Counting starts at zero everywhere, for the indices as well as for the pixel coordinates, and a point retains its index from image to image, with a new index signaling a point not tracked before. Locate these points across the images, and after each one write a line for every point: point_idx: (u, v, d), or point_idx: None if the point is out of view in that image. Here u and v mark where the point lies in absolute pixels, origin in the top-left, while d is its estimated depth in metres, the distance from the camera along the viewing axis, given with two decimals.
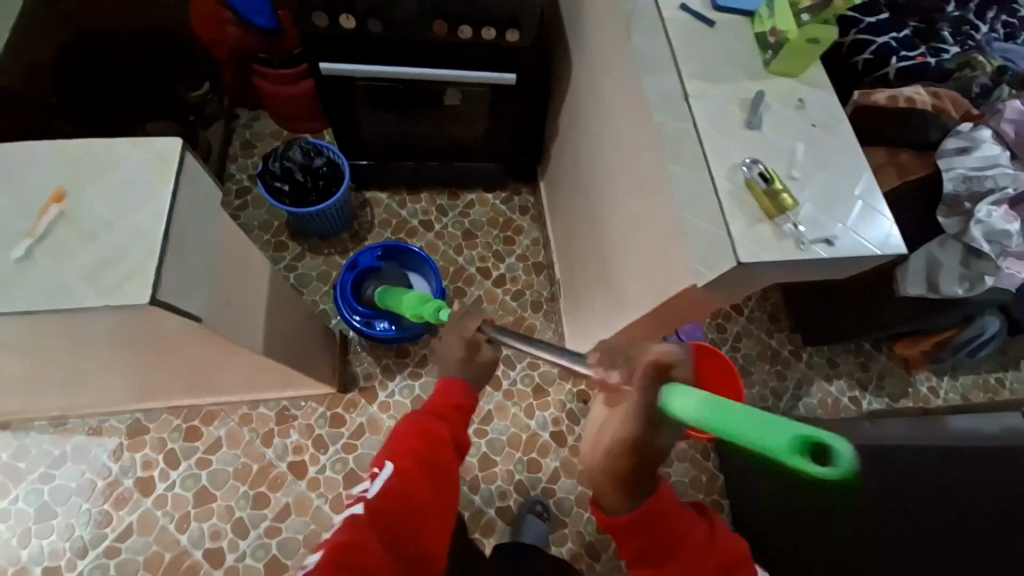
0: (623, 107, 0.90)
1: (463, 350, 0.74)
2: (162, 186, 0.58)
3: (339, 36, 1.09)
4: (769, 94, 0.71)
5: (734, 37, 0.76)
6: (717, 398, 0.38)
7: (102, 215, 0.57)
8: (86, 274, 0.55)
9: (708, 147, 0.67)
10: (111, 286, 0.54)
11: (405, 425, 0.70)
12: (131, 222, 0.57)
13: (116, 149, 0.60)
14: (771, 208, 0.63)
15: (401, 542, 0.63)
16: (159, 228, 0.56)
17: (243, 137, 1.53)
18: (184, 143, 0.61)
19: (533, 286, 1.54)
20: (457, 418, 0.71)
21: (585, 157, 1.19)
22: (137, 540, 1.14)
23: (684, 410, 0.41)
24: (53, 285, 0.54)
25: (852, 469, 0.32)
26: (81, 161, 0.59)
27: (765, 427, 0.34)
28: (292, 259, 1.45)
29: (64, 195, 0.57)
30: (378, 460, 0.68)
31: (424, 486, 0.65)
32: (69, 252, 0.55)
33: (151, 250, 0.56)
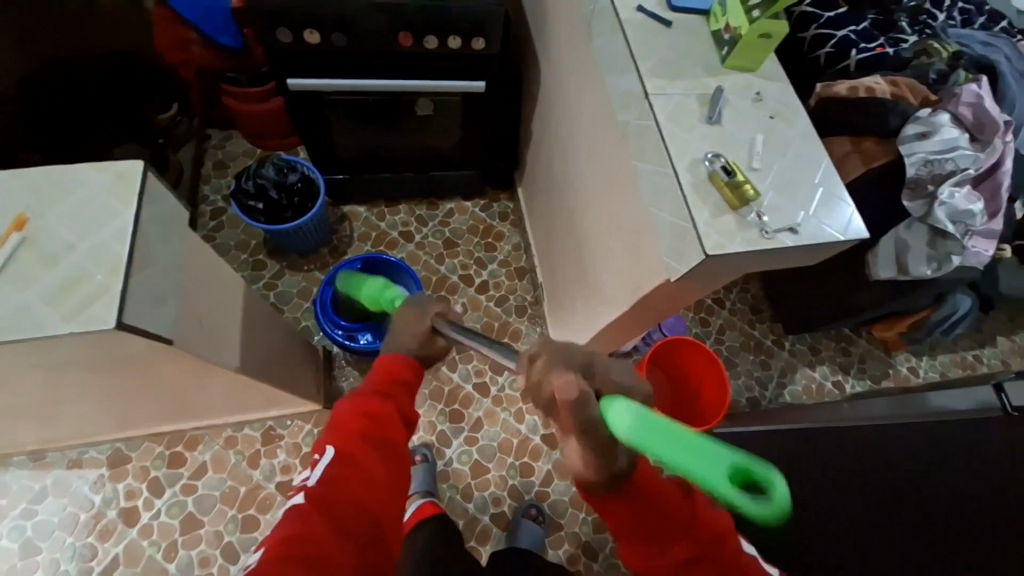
0: (590, 108, 0.91)
1: (413, 340, 0.75)
2: (126, 208, 0.58)
3: (305, 51, 1.09)
4: (727, 88, 0.73)
5: (690, 36, 0.78)
6: (659, 422, 0.45)
7: (65, 240, 0.56)
8: (50, 300, 0.54)
9: (670, 142, 0.69)
10: (77, 311, 0.54)
11: (344, 406, 0.70)
12: (95, 246, 0.56)
13: (76, 172, 0.59)
14: (734, 199, 0.64)
15: (350, 526, 0.62)
16: (125, 250, 0.56)
17: (215, 157, 1.56)
18: (146, 163, 0.60)
19: (517, 290, 1.54)
20: (397, 391, 0.72)
21: (558, 160, 1.20)
22: (123, 572, 1.11)
23: (623, 427, 0.46)
24: (15, 313, 0.53)
25: (781, 505, 0.40)
26: (41, 186, 0.58)
27: (707, 461, 0.41)
28: (272, 276, 1.44)
29: (23, 221, 0.56)
30: (319, 446, 0.68)
31: (366, 464, 0.65)
32: (31, 279, 0.54)
33: (116, 271, 0.55)
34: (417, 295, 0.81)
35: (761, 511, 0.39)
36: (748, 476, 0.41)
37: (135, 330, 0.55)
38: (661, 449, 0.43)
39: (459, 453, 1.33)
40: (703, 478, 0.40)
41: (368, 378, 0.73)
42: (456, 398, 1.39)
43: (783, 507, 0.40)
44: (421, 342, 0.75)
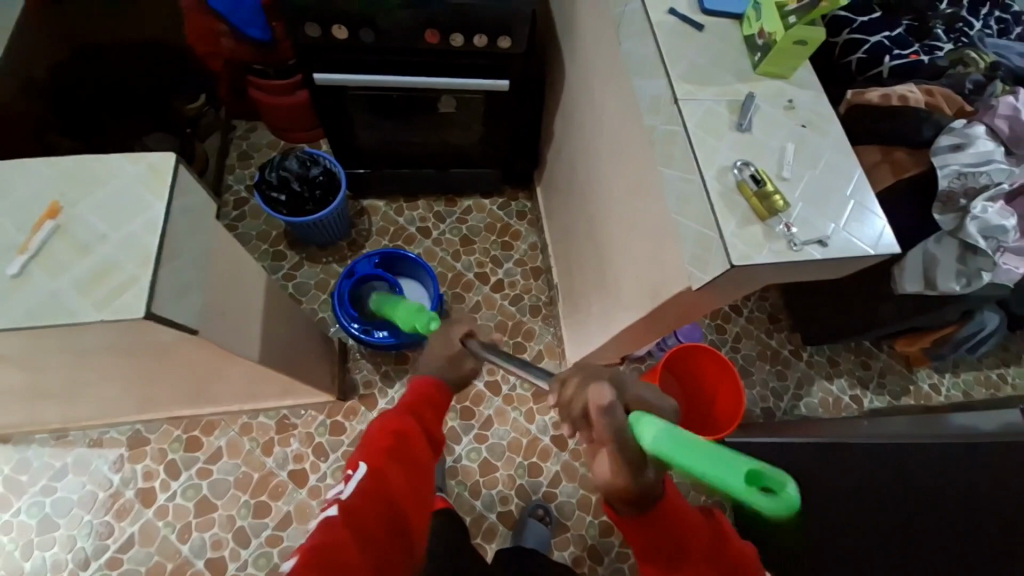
0: (616, 110, 0.90)
1: (443, 362, 0.80)
2: (156, 198, 0.59)
3: (331, 46, 1.09)
4: (758, 95, 0.72)
5: (721, 40, 0.76)
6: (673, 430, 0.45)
7: (98, 228, 0.57)
8: (82, 288, 0.55)
9: (698, 148, 0.67)
10: (107, 299, 0.55)
11: (378, 424, 0.74)
12: (126, 236, 0.57)
13: (109, 162, 0.60)
14: (763, 209, 0.63)
15: (376, 541, 0.63)
16: (154, 241, 0.57)
17: (240, 148, 1.58)
18: (177, 156, 0.61)
19: (532, 290, 1.54)
20: (428, 412, 0.76)
21: (580, 161, 1.19)
22: (139, 551, 1.14)
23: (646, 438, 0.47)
24: (48, 299, 0.54)
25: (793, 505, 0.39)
26: (76, 175, 0.59)
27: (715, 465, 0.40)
28: (291, 268, 1.45)
29: (58, 209, 0.57)
30: (352, 462, 0.71)
31: (395, 480, 0.67)
32: (64, 266, 0.56)
33: (146, 262, 0.56)
34: (444, 321, 0.86)
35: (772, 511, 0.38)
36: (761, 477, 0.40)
37: (160, 320, 0.56)
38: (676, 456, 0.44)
39: (468, 450, 1.34)
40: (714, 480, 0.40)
41: (401, 398, 0.77)
42: (468, 395, 1.39)
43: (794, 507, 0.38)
44: (452, 367, 0.80)
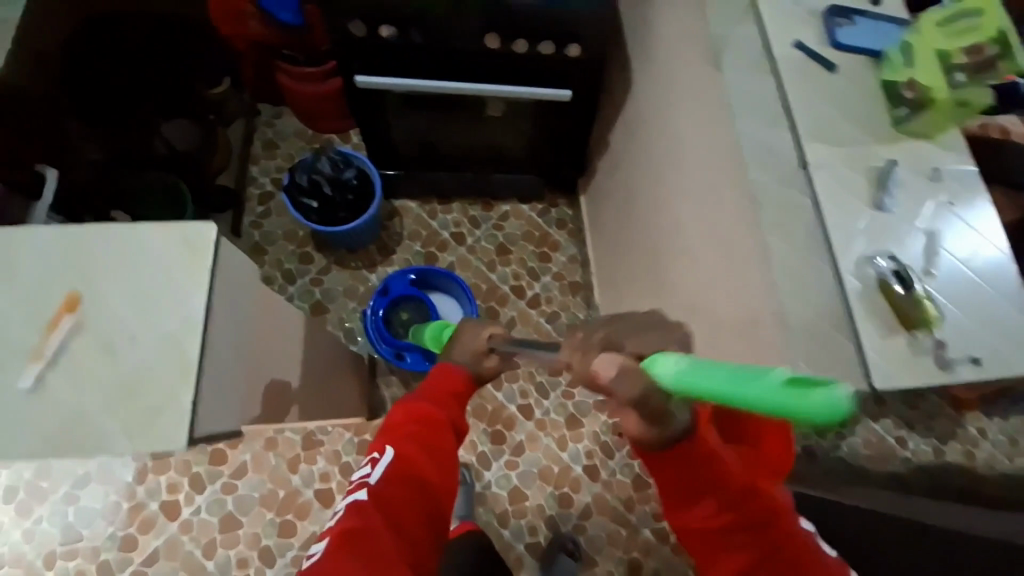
0: (705, 151, 0.79)
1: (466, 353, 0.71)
2: (195, 287, 0.51)
3: (376, 46, 0.96)
4: (901, 162, 0.60)
5: (856, 84, 0.63)
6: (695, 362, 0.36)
7: (125, 327, 0.50)
8: (110, 408, 0.48)
9: (831, 232, 0.57)
10: (141, 426, 0.48)
11: (403, 405, 0.69)
12: (161, 341, 0.50)
13: (137, 238, 0.52)
14: (910, 319, 0.53)
15: (402, 524, 0.61)
16: (195, 348, 0.50)
17: (265, 136, 1.45)
18: (218, 227, 0.53)
19: (569, 307, 1.45)
20: (457, 397, 0.71)
21: (644, 185, 1.06)
22: (164, 565, 1.12)
23: (662, 374, 0.38)
24: (73, 414, 0.48)
25: (843, 407, 0.30)
26: (97, 257, 0.52)
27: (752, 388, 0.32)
28: (318, 272, 1.37)
29: (75, 301, 0.50)
30: (377, 445, 0.67)
31: (421, 468, 0.64)
32: (86, 376, 0.49)
33: (187, 377, 0.49)
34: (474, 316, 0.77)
35: (828, 415, 0.30)
36: (806, 387, 0.31)
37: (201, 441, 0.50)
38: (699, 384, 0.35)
39: (498, 476, 1.30)
40: (755, 402, 0.32)
41: (424, 383, 0.72)
42: (500, 419, 1.34)
43: (848, 408, 0.30)
44: (478, 360, 0.73)
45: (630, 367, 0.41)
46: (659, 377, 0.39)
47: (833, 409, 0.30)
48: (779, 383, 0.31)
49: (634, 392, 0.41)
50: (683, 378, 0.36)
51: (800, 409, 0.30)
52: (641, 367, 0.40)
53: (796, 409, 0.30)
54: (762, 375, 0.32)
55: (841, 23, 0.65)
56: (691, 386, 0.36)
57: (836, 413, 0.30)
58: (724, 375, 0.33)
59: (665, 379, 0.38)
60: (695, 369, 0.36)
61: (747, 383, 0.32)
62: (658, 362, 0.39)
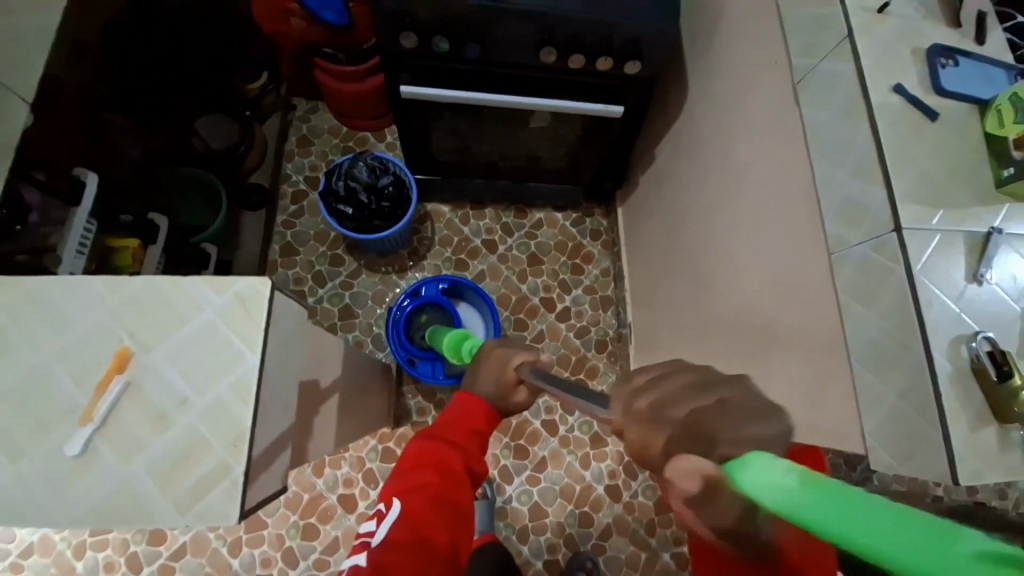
0: (772, 190, 0.74)
1: (494, 385, 0.76)
2: (247, 348, 0.51)
3: (427, 56, 0.92)
4: (1006, 227, 0.54)
5: (957, 137, 0.57)
6: (818, 484, 0.26)
7: (177, 390, 0.50)
8: (162, 473, 0.48)
9: (925, 306, 0.51)
10: (193, 494, 0.48)
11: (411, 454, 0.72)
12: (214, 406, 0.50)
13: (189, 294, 0.52)
14: (1008, 410, 0.47)
15: None
16: (247, 416, 0.49)
17: (300, 131, 1.42)
18: (271, 283, 0.52)
19: (600, 322, 1.42)
20: (471, 442, 0.74)
21: (694, 210, 1.01)
22: (191, 561, 1.15)
23: (766, 491, 0.27)
24: (120, 480, 0.48)
25: None
26: (147, 313, 0.52)
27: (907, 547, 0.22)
28: (348, 275, 1.36)
29: (126, 359, 0.50)
30: (385, 497, 0.70)
31: (428, 524, 0.65)
32: (134, 440, 0.49)
33: (237, 447, 0.49)
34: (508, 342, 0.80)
35: None
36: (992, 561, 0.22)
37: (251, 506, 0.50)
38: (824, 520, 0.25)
39: (519, 491, 1.29)
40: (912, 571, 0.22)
41: (442, 423, 0.76)
42: (523, 433, 1.32)
43: None
44: (503, 391, 0.76)
45: (720, 481, 0.29)
46: (751, 489, 0.28)
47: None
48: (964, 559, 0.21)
49: (725, 521, 0.29)
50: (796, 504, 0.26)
51: None
52: (729, 475, 0.29)
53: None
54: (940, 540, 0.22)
55: (944, 64, 0.59)
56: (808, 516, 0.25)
57: None
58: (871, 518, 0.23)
59: (759, 494, 0.28)
60: (813, 489, 0.26)
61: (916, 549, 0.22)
62: (752, 467, 0.29)
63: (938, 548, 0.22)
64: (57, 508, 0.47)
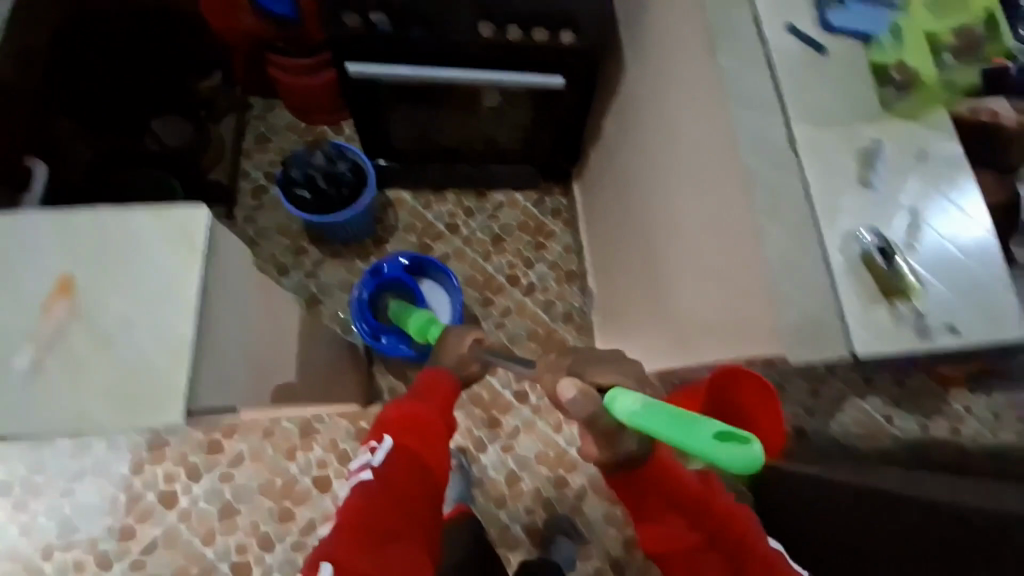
0: (694, 137, 0.81)
1: (453, 359, 0.81)
2: (184, 269, 0.57)
3: (372, 36, 0.97)
4: (889, 142, 0.62)
5: (848, 70, 0.63)
6: (651, 405, 0.52)
7: (120, 310, 0.56)
8: (106, 385, 0.54)
9: (818, 211, 0.59)
10: (137, 399, 0.54)
11: (400, 401, 0.75)
12: (155, 320, 0.56)
13: (130, 225, 0.59)
14: (890, 288, 0.56)
15: (410, 508, 0.67)
16: (186, 329, 0.55)
17: (257, 130, 1.42)
18: (204, 214, 0.59)
19: (564, 296, 1.47)
20: (453, 391, 0.79)
21: (638, 172, 1.07)
22: (162, 554, 1.14)
23: (625, 410, 0.53)
24: (69, 392, 0.54)
25: (750, 459, 0.46)
26: (90, 245, 0.58)
27: (683, 431, 0.48)
28: (312, 265, 1.38)
29: (69, 284, 0.56)
30: (376, 434, 0.73)
31: (423, 453, 0.71)
32: (79, 356, 0.55)
33: (176, 356, 0.55)
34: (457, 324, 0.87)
35: (732, 463, 0.46)
36: (725, 436, 0.47)
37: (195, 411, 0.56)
38: (653, 426, 0.50)
39: (495, 461, 1.33)
40: (684, 442, 0.48)
41: (418, 379, 0.79)
42: None
43: (751, 461, 0.46)
44: (461, 365, 0.81)
45: (586, 392, 0.56)
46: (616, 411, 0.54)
47: (732, 453, 0.46)
48: (706, 433, 0.47)
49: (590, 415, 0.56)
50: (640, 417, 0.52)
51: (706, 448, 0.46)
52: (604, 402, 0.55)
53: (710, 454, 0.46)
54: (694, 426, 0.48)
55: (830, 8, 0.65)
56: (642, 423, 0.51)
57: (737, 461, 0.45)
58: (665, 420, 0.50)
59: (621, 413, 0.53)
60: (647, 409, 0.52)
61: (687, 430, 0.48)
62: (616, 398, 0.54)
63: (693, 429, 0.48)
64: (12, 418, 0.53)
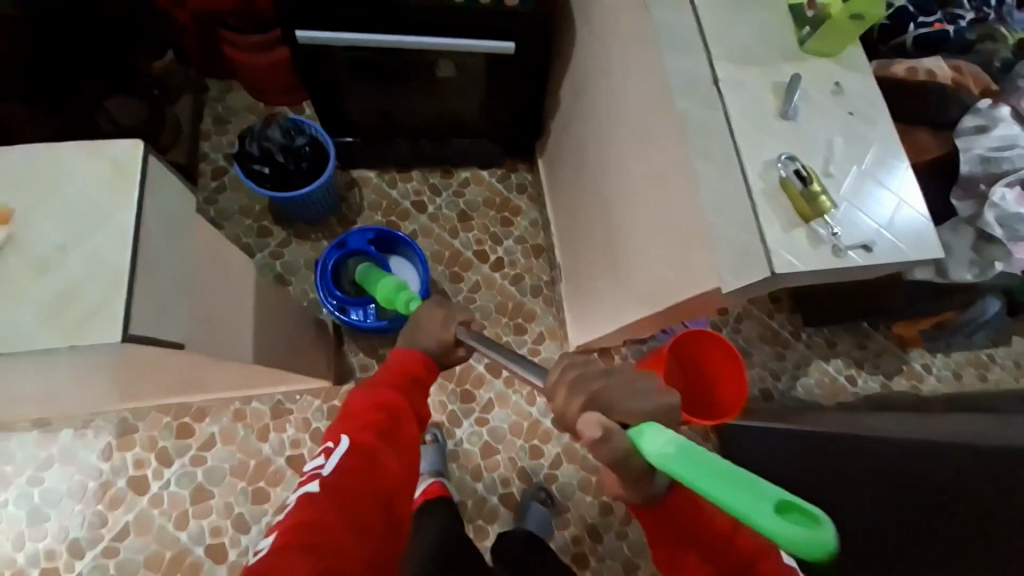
0: (633, 89, 0.83)
1: (436, 344, 0.80)
2: (125, 199, 0.57)
3: (320, 1, 1.01)
4: (806, 77, 0.66)
5: (766, 8, 0.68)
6: (693, 453, 0.49)
7: (56, 238, 0.55)
8: (44, 310, 0.53)
9: (740, 140, 0.63)
10: (75, 325, 0.53)
11: (359, 398, 0.74)
12: (92, 249, 0.55)
13: (65, 159, 0.58)
14: (808, 211, 0.59)
15: (359, 517, 0.64)
16: (125, 256, 0.55)
17: (215, 111, 1.45)
18: (143, 147, 0.59)
19: (533, 270, 1.48)
20: (414, 385, 0.77)
21: (590, 134, 1.10)
22: (135, 539, 1.13)
23: (658, 452, 0.53)
24: (5, 320, 0.53)
25: (820, 543, 0.41)
26: (27, 177, 0.57)
27: (733, 491, 0.44)
28: (278, 245, 1.37)
29: (7, 214, 0.56)
30: (334, 435, 0.71)
31: (376, 455, 0.69)
32: (16, 283, 0.54)
33: (116, 283, 0.54)
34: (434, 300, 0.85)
35: (795, 543, 0.41)
36: (786, 509, 0.43)
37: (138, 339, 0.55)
38: (692, 475, 0.48)
39: (469, 433, 1.33)
40: (735, 506, 0.44)
41: (382, 370, 0.78)
42: (468, 378, 1.36)
43: (821, 545, 0.41)
44: (441, 347, 0.80)
45: (610, 431, 0.56)
46: (650, 450, 0.53)
47: (797, 533, 0.41)
48: (761, 497, 0.43)
49: (612, 449, 0.56)
50: (678, 463, 0.50)
51: (762, 519, 0.42)
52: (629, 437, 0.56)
53: (769, 530, 0.42)
54: (748, 486, 0.44)
55: None
56: (676, 469, 0.50)
57: (806, 543, 0.41)
58: (709, 470, 0.47)
59: (656, 455, 0.52)
60: (687, 455, 0.50)
61: (738, 489, 0.45)
62: (649, 437, 0.54)
63: (744, 490, 0.44)
64: None
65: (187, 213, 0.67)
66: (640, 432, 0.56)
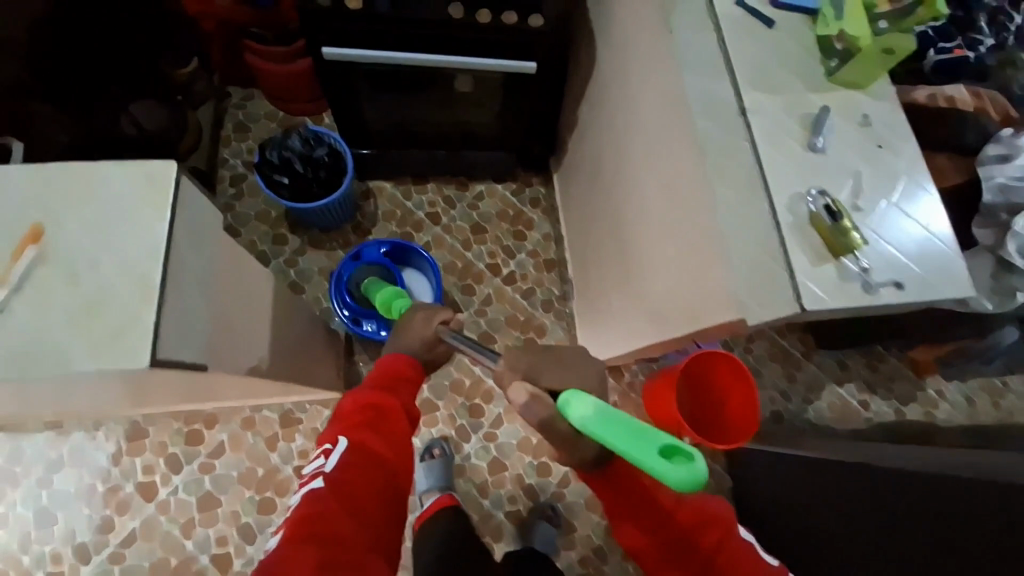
0: (652, 110, 0.84)
1: (419, 342, 0.81)
2: (157, 217, 0.58)
3: (344, 13, 1.01)
4: (834, 108, 0.66)
5: (791, 39, 0.69)
6: (604, 413, 0.56)
7: (88, 254, 0.56)
8: (73, 326, 0.54)
9: (766, 171, 0.63)
10: (105, 343, 0.53)
11: (352, 399, 0.74)
12: (124, 266, 0.56)
13: (100, 174, 0.59)
14: (838, 246, 0.59)
15: (362, 510, 0.65)
16: (157, 274, 0.55)
17: (236, 119, 1.47)
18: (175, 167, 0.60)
19: (544, 283, 1.48)
20: (404, 380, 0.78)
21: (607, 152, 1.10)
22: (142, 545, 1.13)
23: (579, 413, 0.58)
24: (36, 335, 0.53)
25: (695, 477, 0.47)
26: (62, 194, 0.58)
27: (631, 442, 0.51)
28: (293, 253, 1.38)
29: (39, 232, 0.56)
30: (330, 436, 0.71)
31: (374, 450, 0.69)
32: (48, 299, 0.54)
33: (147, 301, 0.55)
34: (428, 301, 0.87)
35: (675, 479, 0.47)
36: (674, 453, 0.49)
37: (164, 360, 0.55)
38: (604, 433, 0.55)
39: (478, 448, 1.32)
40: (633, 455, 0.50)
41: (371, 371, 0.78)
42: (478, 392, 1.36)
43: (696, 478, 0.47)
44: (427, 346, 0.82)
45: (539, 397, 0.65)
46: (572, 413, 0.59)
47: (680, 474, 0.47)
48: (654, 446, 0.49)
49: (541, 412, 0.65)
50: (596, 425, 0.56)
51: (652, 465, 0.48)
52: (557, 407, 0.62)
53: (658, 472, 0.48)
54: (644, 440, 0.50)
55: None
56: (592, 429, 0.56)
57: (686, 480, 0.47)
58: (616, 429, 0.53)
59: (576, 417, 0.58)
60: (601, 416, 0.56)
61: (636, 441, 0.51)
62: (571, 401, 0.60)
63: (641, 441, 0.50)
64: None
65: (211, 227, 0.68)
66: (567, 401, 0.60)
